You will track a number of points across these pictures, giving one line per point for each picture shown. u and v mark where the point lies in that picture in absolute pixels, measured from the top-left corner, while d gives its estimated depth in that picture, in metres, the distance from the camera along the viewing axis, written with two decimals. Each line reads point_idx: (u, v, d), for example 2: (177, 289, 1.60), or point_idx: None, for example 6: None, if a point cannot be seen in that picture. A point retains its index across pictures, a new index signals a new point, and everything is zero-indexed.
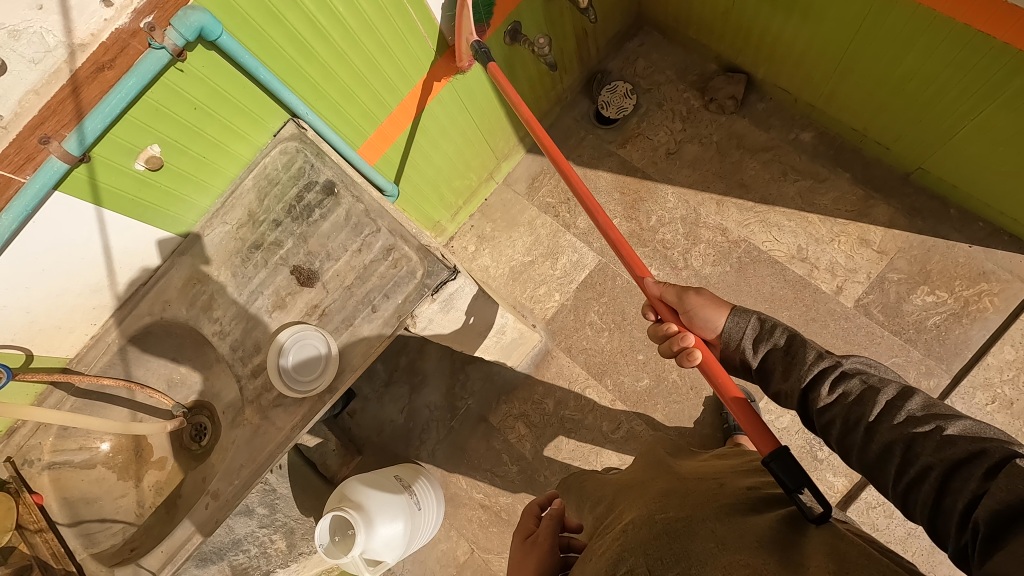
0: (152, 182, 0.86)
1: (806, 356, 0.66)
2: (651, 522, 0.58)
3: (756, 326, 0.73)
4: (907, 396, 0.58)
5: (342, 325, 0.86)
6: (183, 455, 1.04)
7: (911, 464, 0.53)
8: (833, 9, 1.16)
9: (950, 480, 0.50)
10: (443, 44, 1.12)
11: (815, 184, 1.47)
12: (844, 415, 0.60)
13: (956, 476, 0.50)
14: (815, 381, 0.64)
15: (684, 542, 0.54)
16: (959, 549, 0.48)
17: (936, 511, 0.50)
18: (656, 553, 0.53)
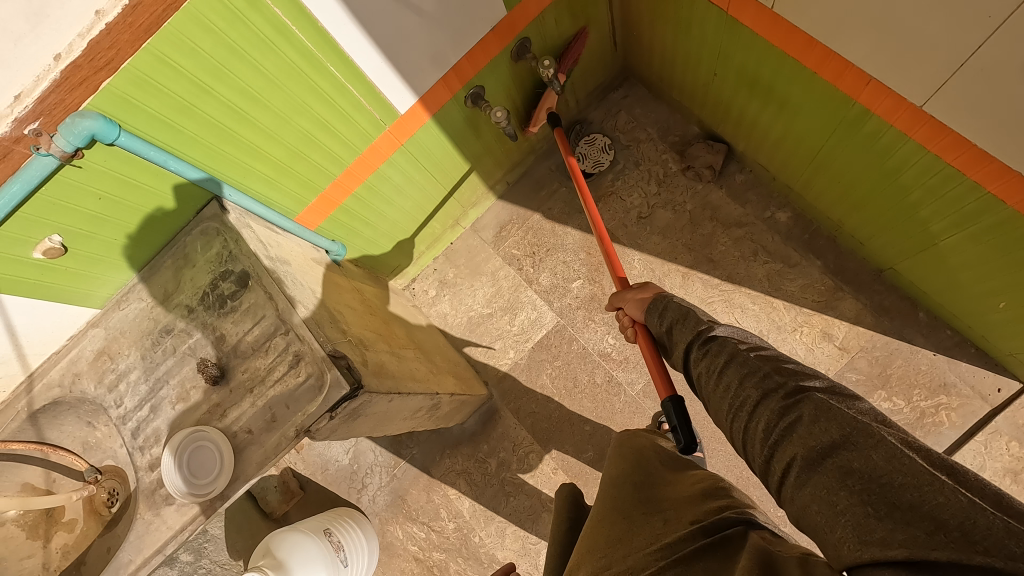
0: (55, 265, 0.83)
1: (737, 351, 0.70)
2: None
3: (674, 312, 0.83)
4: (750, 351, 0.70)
5: (242, 430, 0.84)
6: (93, 520, 1.03)
7: (740, 401, 0.67)
8: (809, 109, 1.09)
9: (759, 410, 0.64)
10: (391, 114, 1.07)
11: (784, 268, 1.42)
12: (709, 367, 0.72)
13: (766, 406, 0.63)
14: (730, 370, 0.69)
15: None
16: (763, 469, 0.63)
17: (749, 437, 0.65)
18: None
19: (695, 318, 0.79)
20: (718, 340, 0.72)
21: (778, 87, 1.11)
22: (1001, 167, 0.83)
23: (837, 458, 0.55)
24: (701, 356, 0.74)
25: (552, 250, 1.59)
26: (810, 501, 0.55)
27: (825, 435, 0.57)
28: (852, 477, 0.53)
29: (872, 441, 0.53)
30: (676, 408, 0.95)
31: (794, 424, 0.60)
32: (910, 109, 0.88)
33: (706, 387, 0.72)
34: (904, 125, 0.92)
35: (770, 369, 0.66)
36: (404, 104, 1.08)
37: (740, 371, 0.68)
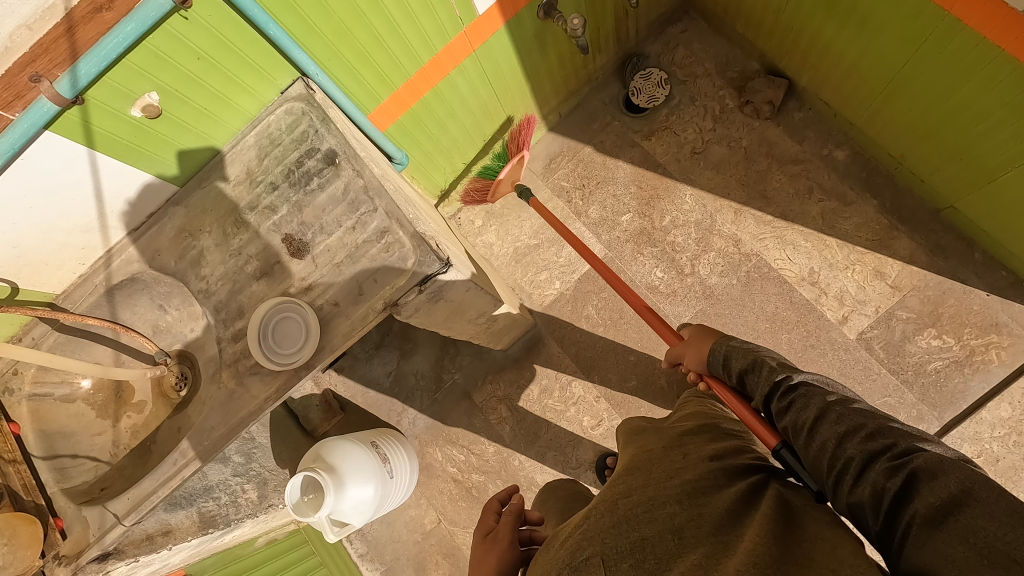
0: (149, 128, 0.83)
1: (828, 405, 0.66)
2: (614, 509, 0.63)
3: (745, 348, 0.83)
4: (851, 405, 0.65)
5: (328, 303, 0.84)
6: (161, 403, 1.04)
7: (842, 462, 0.61)
8: (894, 26, 1.07)
9: (865, 472, 0.58)
10: (470, 12, 1.06)
11: (840, 207, 1.41)
12: (803, 425, 0.67)
13: (871, 469, 0.58)
14: (822, 428, 0.65)
15: (641, 530, 0.58)
16: (879, 533, 0.56)
17: (856, 501, 0.59)
18: (611, 545, 0.57)
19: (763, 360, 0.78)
20: (802, 394, 0.69)
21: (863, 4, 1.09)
22: None
23: (958, 517, 0.48)
24: (784, 407, 0.71)
25: (602, 183, 1.58)
26: (924, 556, 0.49)
27: (939, 492, 0.51)
28: (976, 537, 0.46)
29: (994, 495, 0.48)
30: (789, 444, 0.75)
31: (907, 483, 0.54)
32: (1009, 15, 0.87)
33: (801, 447, 0.68)
34: (999, 34, 0.91)
35: (870, 429, 0.61)
36: (484, 3, 1.06)
37: (835, 429, 0.64)
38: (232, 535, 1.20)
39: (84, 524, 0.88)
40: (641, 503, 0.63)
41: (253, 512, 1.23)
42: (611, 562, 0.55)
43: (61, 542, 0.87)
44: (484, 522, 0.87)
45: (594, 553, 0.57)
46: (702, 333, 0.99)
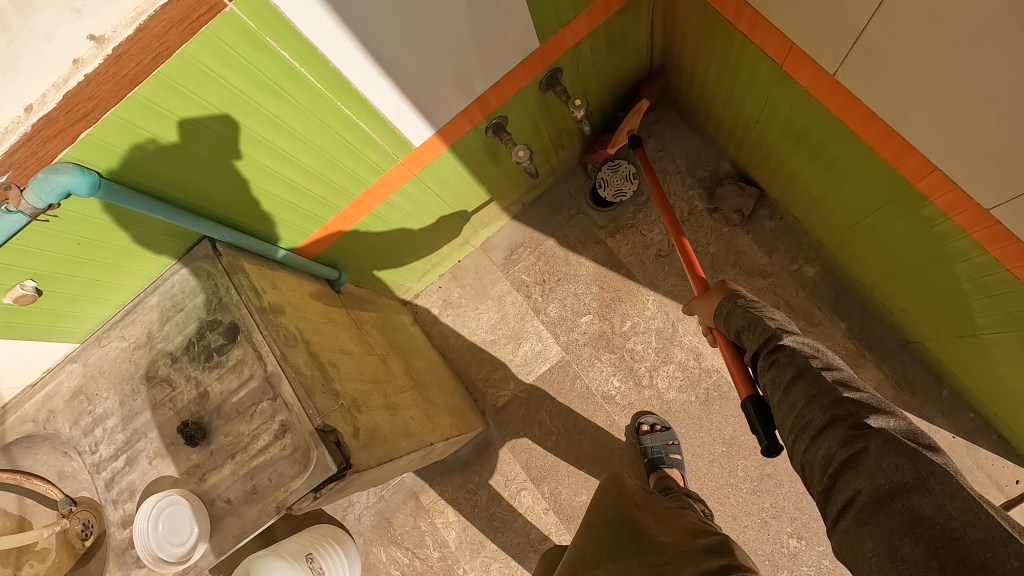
0: (30, 307, 0.76)
1: (807, 365, 0.65)
2: None
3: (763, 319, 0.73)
4: (831, 371, 0.64)
5: (221, 498, 0.79)
6: (65, 552, 0.99)
7: (804, 420, 0.62)
8: (859, 177, 1.00)
9: (823, 434, 0.60)
10: (405, 147, 0.99)
11: (806, 327, 1.35)
12: (773, 384, 0.67)
13: (829, 433, 0.59)
14: (796, 386, 0.64)
15: None
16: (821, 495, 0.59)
17: (809, 459, 0.61)
18: None
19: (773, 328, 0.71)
20: (786, 352, 0.67)
21: (829, 149, 1.01)
22: None
23: (907, 502, 0.51)
24: (767, 364, 0.69)
25: (563, 280, 1.52)
26: (864, 542, 0.52)
27: (894, 475, 0.53)
28: (920, 525, 0.50)
29: (948, 489, 0.50)
30: (757, 406, 0.75)
31: (855, 465, 0.56)
32: (974, 206, 0.80)
33: (769, 399, 0.68)
34: (963, 218, 0.83)
35: (838, 393, 0.61)
36: (420, 137, 0.99)
37: (806, 390, 0.63)
38: None
39: None
40: None
41: None
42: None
43: None
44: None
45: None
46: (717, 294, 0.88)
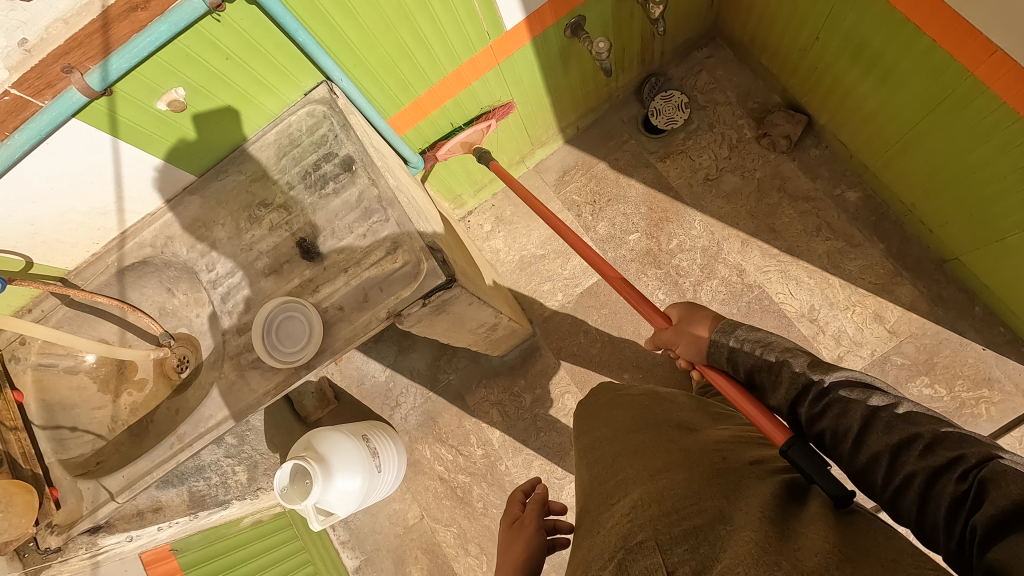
0: (172, 121, 0.85)
1: (872, 411, 0.59)
2: (660, 501, 0.58)
3: (779, 356, 0.71)
4: (895, 405, 0.59)
5: (333, 307, 0.86)
6: (162, 383, 1.07)
7: (900, 476, 0.55)
8: (915, 80, 1.07)
9: (932, 489, 0.52)
10: (498, 28, 1.07)
11: (846, 247, 1.42)
12: (840, 432, 0.61)
13: (937, 484, 0.51)
14: (872, 438, 0.58)
15: (694, 522, 0.54)
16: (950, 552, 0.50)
17: (921, 515, 0.53)
18: (664, 530, 0.54)
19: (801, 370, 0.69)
20: (839, 400, 0.62)
21: (888, 55, 1.09)
22: None
23: None
24: (817, 413, 0.64)
25: (613, 201, 1.59)
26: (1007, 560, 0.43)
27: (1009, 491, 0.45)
28: None
29: None
30: (806, 453, 0.64)
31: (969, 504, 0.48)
32: None
33: (841, 452, 0.61)
34: (1016, 101, 0.91)
35: (926, 436, 0.54)
36: (512, 19, 1.07)
37: (885, 439, 0.57)
38: (220, 515, 1.22)
39: (80, 496, 0.91)
40: (688, 500, 0.58)
41: (241, 495, 1.27)
42: (664, 547, 0.51)
43: (54, 512, 0.91)
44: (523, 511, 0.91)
45: (646, 538, 0.53)
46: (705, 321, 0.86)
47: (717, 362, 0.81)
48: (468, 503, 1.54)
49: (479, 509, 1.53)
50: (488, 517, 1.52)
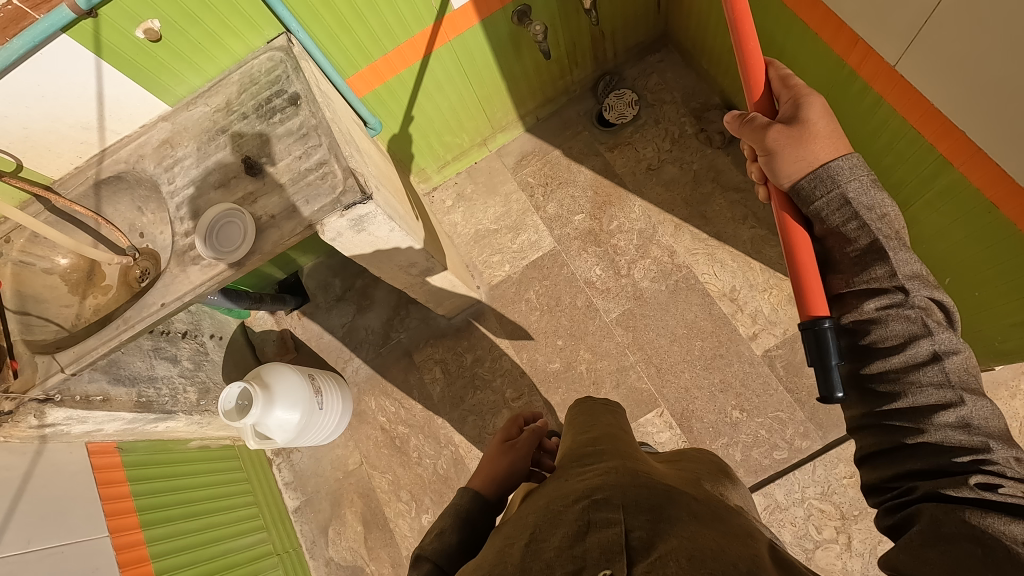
0: (149, 50, 1.01)
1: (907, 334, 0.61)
2: (634, 477, 0.69)
3: (825, 199, 0.66)
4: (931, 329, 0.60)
5: (267, 216, 1.00)
6: (123, 289, 1.20)
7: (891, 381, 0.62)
8: (812, 71, 1.21)
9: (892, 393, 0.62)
10: (446, 6, 1.24)
11: (769, 235, 1.54)
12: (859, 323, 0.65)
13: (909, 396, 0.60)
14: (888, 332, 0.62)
15: (658, 500, 0.64)
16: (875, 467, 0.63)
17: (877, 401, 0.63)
18: (630, 496, 0.64)
19: (828, 217, 0.66)
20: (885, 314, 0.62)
21: (791, 49, 1.23)
22: (948, 124, 0.96)
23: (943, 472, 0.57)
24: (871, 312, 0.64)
25: (563, 184, 1.73)
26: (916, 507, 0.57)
27: (954, 433, 0.58)
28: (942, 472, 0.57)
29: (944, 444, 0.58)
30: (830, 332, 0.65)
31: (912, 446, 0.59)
32: (885, 68, 1.01)
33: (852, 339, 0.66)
34: (880, 84, 1.04)
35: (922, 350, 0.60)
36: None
37: (902, 328, 0.61)
38: (165, 426, 1.33)
39: (34, 369, 1.04)
40: (659, 486, 0.68)
41: (189, 411, 1.38)
42: (627, 511, 0.61)
43: (12, 380, 1.04)
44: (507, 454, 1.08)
45: (615, 500, 0.63)
46: (812, 131, 0.68)
47: (792, 187, 0.69)
48: (405, 453, 1.63)
49: (414, 458, 1.62)
50: (422, 467, 1.61)
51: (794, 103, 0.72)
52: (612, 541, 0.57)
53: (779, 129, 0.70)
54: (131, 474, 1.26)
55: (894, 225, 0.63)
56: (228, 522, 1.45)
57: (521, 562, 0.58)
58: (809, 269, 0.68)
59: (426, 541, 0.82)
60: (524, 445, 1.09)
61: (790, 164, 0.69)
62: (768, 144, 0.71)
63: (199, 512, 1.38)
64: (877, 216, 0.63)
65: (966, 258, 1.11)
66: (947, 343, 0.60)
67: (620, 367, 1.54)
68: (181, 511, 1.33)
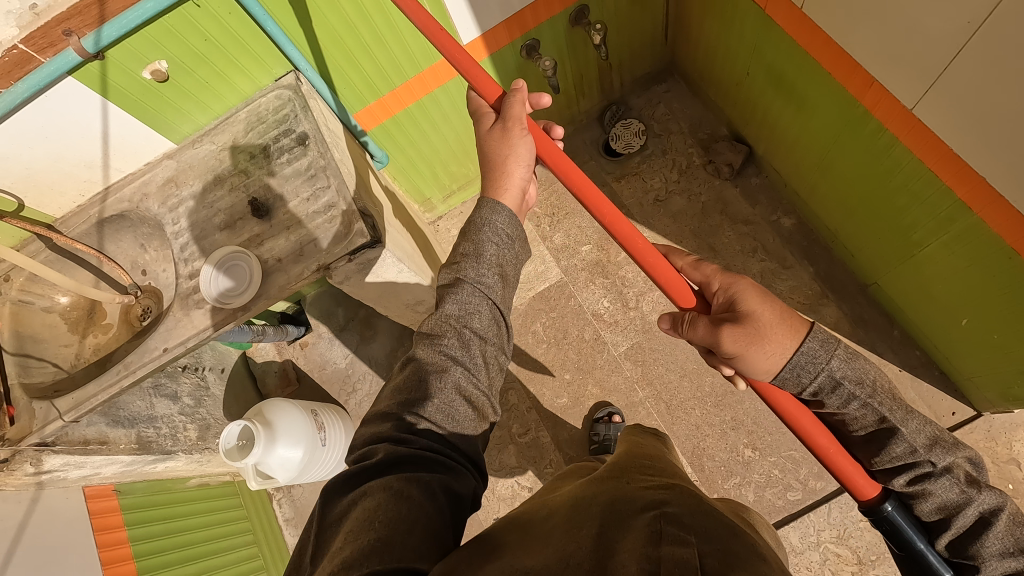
0: (157, 90, 0.99)
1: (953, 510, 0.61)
2: (699, 503, 0.62)
3: (815, 381, 0.66)
4: (976, 501, 0.61)
5: (273, 259, 0.98)
6: (124, 328, 1.18)
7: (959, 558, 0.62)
8: (823, 108, 1.20)
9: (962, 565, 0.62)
10: (455, 42, 1.23)
11: (779, 268, 1.52)
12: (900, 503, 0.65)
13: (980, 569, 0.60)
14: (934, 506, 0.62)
15: (727, 528, 0.57)
16: None
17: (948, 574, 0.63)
18: (698, 519, 0.57)
19: (827, 400, 0.67)
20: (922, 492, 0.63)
21: (800, 86, 1.22)
22: (967, 170, 0.94)
23: None
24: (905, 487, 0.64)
25: (570, 214, 1.72)
26: None
27: None
28: None
29: None
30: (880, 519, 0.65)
31: None
32: (901, 111, 1.00)
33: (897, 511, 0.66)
34: (896, 126, 1.03)
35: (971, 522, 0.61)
36: (468, 35, 1.23)
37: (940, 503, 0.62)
38: (164, 466, 1.29)
39: (31, 415, 1.02)
40: (719, 514, 0.61)
41: (189, 449, 1.35)
42: (697, 532, 0.53)
43: (7, 427, 1.01)
44: (504, 146, 0.87)
45: (684, 519, 0.56)
46: (762, 322, 0.69)
47: (779, 381, 0.68)
48: None
49: None
50: None
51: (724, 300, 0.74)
52: (682, 559, 0.48)
53: (730, 332, 0.70)
54: (128, 518, 1.21)
55: (887, 395, 0.65)
56: (227, 565, 1.39)
57: (595, 539, 0.57)
58: (831, 452, 0.67)
59: (424, 341, 0.77)
60: (518, 119, 0.86)
61: (768, 360, 0.68)
62: (732, 350, 0.69)
63: (196, 555, 1.32)
64: (872, 394, 0.64)
65: (982, 300, 1.09)
66: (992, 504, 0.61)
67: (630, 402, 1.52)
68: (178, 554, 1.27)
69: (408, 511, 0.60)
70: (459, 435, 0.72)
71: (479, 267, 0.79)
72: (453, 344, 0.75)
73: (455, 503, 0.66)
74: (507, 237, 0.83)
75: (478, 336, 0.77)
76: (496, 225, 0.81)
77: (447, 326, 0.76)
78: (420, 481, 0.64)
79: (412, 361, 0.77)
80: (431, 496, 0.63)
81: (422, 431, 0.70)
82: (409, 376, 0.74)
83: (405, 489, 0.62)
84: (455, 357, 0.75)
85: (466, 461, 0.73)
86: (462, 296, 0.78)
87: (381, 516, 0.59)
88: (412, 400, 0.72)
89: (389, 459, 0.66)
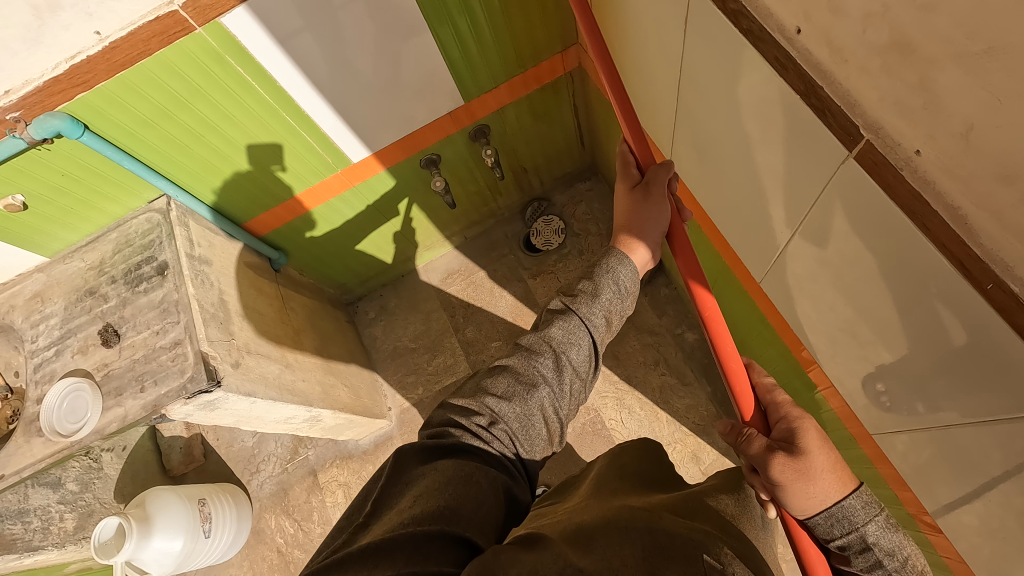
0: (15, 217, 1.01)
1: None
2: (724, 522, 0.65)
3: (846, 537, 0.67)
4: None
5: (114, 392, 0.98)
6: None
7: None
8: (702, 253, 1.20)
9: None
10: (344, 160, 1.25)
11: (677, 384, 1.51)
12: None
13: None
14: None
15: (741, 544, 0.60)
16: None
17: None
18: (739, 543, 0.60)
19: (855, 557, 0.67)
20: None
21: (683, 226, 1.23)
22: (807, 354, 0.93)
23: None
24: None
25: (483, 308, 1.72)
26: None
27: None
28: None
29: None
30: None
31: None
32: (754, 283, 1.00)
33: None
34: (753, 292, 1.03)
35: None
36: (358, 154, 1.25)
37: None
38: (33, 559, 1.31)
39: None
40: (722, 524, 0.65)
41: (62, 541, 1.37)
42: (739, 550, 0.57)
43: None
44: (646, 203, 0.75)
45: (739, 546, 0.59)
46: (818, 465, 0.66)
47: (811, 523, 0.68)
48: None
49: None
50: None
51: (789, 427, 0.70)
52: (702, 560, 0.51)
53: (784, 458, 0.67)
54: None
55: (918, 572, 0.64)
56: None
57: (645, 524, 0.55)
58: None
59: (520, 352, 0.74)
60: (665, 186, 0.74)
61: (811, 498, 0.67)
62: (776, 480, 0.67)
63: None
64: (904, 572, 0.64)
65: None
66: None
67: None
68: None
69: (480, 496, 0.61)
70: (524, 454, 0.70)
71: (593, 307, 0.74)
72: (547, 366, 0.72)
73: (510, 504, 0.65)
74: (625, 291, 0.76)
75: (571, 367, 0.73)
76: (611, 278, 0.75)
77: (546, 347, 0.73)
78: (490, 472, 0.64)
79: (502, 365, 0.74)
80: (494, 492, 0.63)
81: (493, 433, 0.68)
82: (500, 380, 0.72)
83: (472, 475, 0.63)
84: (540, 388, 0.71)
85: (526, 475, 0.71)
86: (569, 324, 0.74)
87: (448, 489, 0.60)
88: (495, 400, 0.70)
89: (460, 445, 0.66)
